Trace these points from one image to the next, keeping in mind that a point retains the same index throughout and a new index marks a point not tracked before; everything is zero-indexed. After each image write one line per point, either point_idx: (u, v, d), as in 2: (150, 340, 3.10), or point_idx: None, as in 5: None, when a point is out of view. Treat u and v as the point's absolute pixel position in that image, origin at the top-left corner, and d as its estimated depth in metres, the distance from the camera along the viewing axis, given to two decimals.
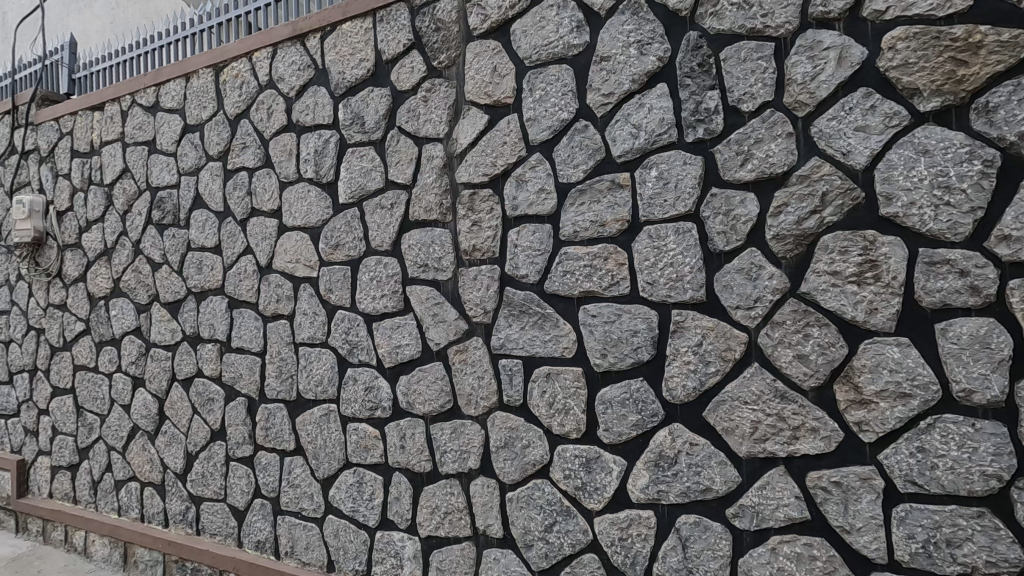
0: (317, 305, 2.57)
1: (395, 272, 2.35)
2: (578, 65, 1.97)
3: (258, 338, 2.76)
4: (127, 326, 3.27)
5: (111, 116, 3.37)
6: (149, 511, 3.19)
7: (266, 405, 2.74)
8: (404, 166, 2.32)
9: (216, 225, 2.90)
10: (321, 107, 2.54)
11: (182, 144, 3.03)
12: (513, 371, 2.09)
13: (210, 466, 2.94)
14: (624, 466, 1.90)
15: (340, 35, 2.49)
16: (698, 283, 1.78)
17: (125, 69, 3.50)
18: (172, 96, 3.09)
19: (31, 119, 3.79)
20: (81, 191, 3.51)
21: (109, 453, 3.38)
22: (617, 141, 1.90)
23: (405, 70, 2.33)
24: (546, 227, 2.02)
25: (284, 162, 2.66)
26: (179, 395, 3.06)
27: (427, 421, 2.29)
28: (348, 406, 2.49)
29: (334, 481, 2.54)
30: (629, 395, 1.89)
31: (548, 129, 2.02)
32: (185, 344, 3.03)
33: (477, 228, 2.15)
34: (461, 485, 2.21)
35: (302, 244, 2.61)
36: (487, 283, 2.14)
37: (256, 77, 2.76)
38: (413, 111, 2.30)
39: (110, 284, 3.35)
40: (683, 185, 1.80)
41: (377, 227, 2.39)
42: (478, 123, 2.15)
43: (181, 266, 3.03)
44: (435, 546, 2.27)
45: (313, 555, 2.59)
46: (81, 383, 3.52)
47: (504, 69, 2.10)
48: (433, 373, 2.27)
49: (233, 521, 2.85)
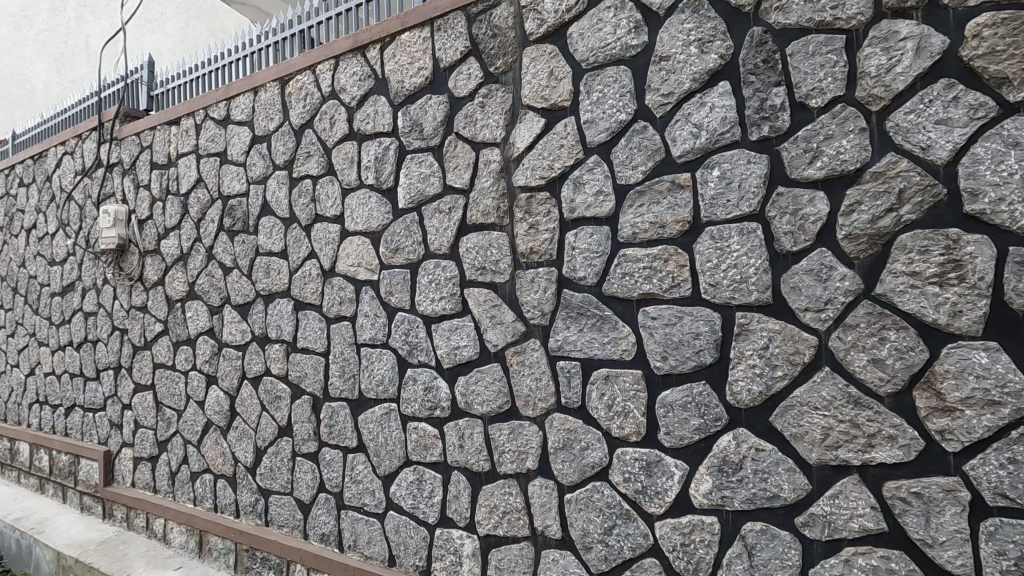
0: (377, 307, 2.66)
1: (453, 274, 2.40)
2: (636, 66, 1.96)
3: (322, 339, 2.87)
4: (201, 326, 3.48)
5: (186, 129, 3.59)
6: (221, 501, 3.37)
7: (330, 404, 2.85)
8: (461, 171, 2.37)
9: (283, 230, 3.04)
10: (381, 115, 2.63)
11: (251, 154, 3.19)
12: (572, 373, 2.09)
13: (277, 461, 3.08)
14: (686, 470, 1.87)
15: (399, 45, 2.57)
16: (763, 286, 1.73)
17: (198, 85, 3.72)
18: (241, 108, 3.26)
19: (116, 134, 4.09)
20: (160, 200, 3.75)
21: (185, 447, 3.60)
22: (678, 141, 1.87)
23: (462, 77, 2.37)
24: (604, 229, 2.02)
25: (346, 170, 2.76)
26: (248, 392, 3.23)
27: (485, 421, 2.32)
28: (409, 406, 2.55)
29: (395, 479, 2.61)
30: (691, 398, 1.86)
31: (605, 130, 2.02)
32: (254, 344, 3.19)
33: (534, 231, 2.18)
34: (518, 485, 2.24)
35: (363, 247, 2.70)
36: (544, 285, 2.16)
37: (319, 88, 2.88)
38: (470, 116, 2.35)
39: (186, 287, 3.57)
40: (747, 184, 1.76)
41: (435, 231, 2.45)
42: (535, 127, 2.17)
43: (251, 270, 3.20)
44: (493, 545, 2.30)
45: (375, 549, 2.67)
46: (160, 380, 3.76)
47: (561, 73, 2.11)
48: (491, 374, 2.30)
49: (299, 514, 2.98)
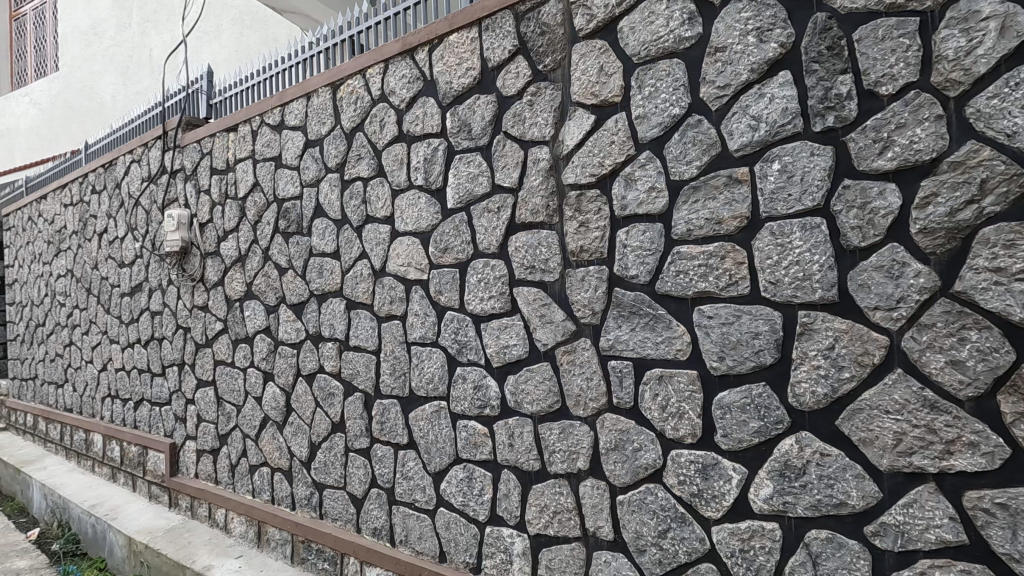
0: (427, 306, 2.69)
1: (502, 273, 2.41)
2: (690, 58, 1.91)
3: (374, 338, 2.93)
4: (259, 325, 3.61)
5: (244, 136, 3.74)
6: (278, 494, 3.50)
7: (382, 401, 2.91)
8: (510, 170, 2.37)
9: (335, 232, 3.12)
10: (430, 116, 2.66)
11: (304, 157, 3.29)
12: (624, 373, 2.06)
13: (331, 456, 3.17)
14: (745, 474, 1.81)
15: (447, 46, 2.59)
16: (828, 283, 1.66)
17: (254, 92, 3.86)
18: (295, 114, 3.36)
19: (178, 142, 4.29)
20: (219, 204, 3.92)
21: (244, 440, 3.75)
22: (735, 134, 1.81)
23: (511, 75, 2.37)
24: (657, 227, 1.98)
25: (396, 171, 2.81)
26: (303, 389, 3.33)
27: (536, 420, 2.32)
28: (458, 404, 2.58)
29: (445, 476, 2.64)
30: (750, 400, 1.80)
31: (658, 126, 1.97)
32: (309, 342, 3.29)
33: (584, 229, 2.15)
34: (569, 486, 2.22)
35: (413, 248, 2.74)
36: (595, 284, 2.13)
37: (369, 92, 2.94)
38: (519, 115, 2.34)
39: (244, 287, 3.71)
40: (810, 178, 1.68)
41: (484, 230, 2.46)
42: (585, 124, 2.15)
43: (304, 270, 3.30)
44: (544, 545, 2.30)
45: (426, 545, 2.71)
46: (221, 376, 3.93)
47: (611, 68, 2.08)
48: (541, 373, 2.29)
49: (352, 508, 3.06)
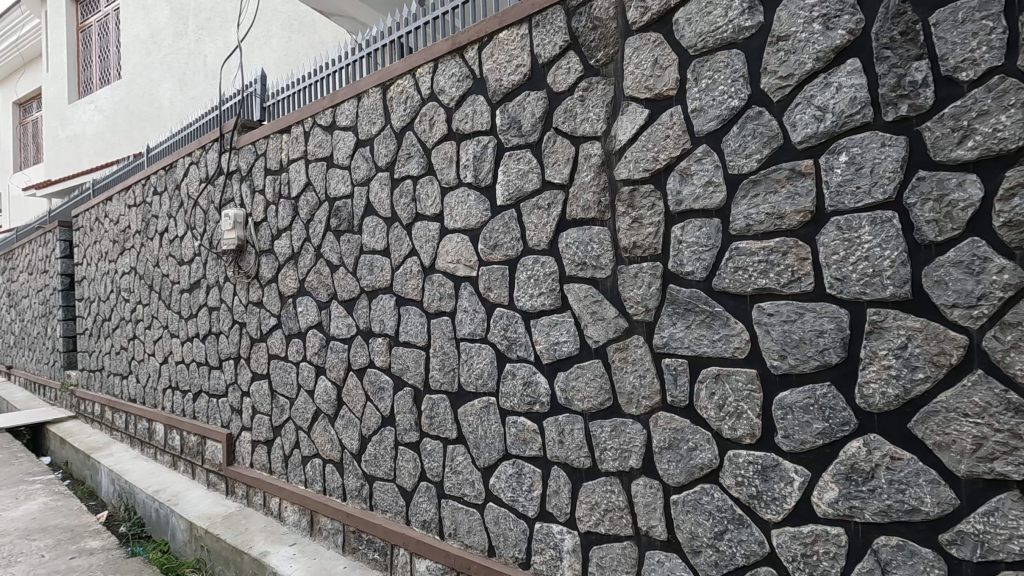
0: (477, 302, 2.71)
1: (553, 270, 2.40)
2: (750, 49, 1.85)
3: (423, 333, 2.98)
4: (311, 320, 3.72)
5: (296, 137, 3.85)
6: (330, 484, 3.60)
7: (431, 396, 2.95)
8: (561, 166, 2.36)
9: (385, 230, 3.18)
10: (480, 114, 2.68)
11: (355, 157, 3.36)
12: (678, 371, 2.03)
13: (381, 449, 3.24)
14: (808, 477, 1.76)
15: (497, 44, 2.60)
16: (901, 280, 1.58)
17: (306, 94, 3.97)
18: (346, 115, 3.44)
19: (235, 144, 4.46)
20: (273, 203, 4.05)
21: (297, 432, 3.88)
22: (798, 126, 1.76)
23: (562, 71, 2.36)
24: (714, 222, 1.94)
25: (445, 169, 2.84)
26: (354, 383, 3.41)
27: (586, 417, 2.31)
28: (508, 400, 2.59)
29: (494, 471, 2.66)
30: (814, 400, 1.74)
31: (715, 119, 1.93)
32: (359, 338, 3.37)
33: (637, 225, 2.13)
34: (621, 484, 2.20)
35: (462, 245, 2.77)
36: (648, 280, 2.10)
37: (418, 91, 2.98)
38: (570, 111, 2.33)
39: (296, 283, 3.83)
40: (881, 170, 1.61)
41: (534, 227, 2.46)
42: (638, 118, 2.12)
43: (355, 267, 3.38)
44: (594, 542, 2.29)
45: (475, 539, 2.74)
46: (275, 370, 4.06)
47: (666, 61, 2.05)
48: (592, 370, 2.28)
49: (402, 500, 3.12)
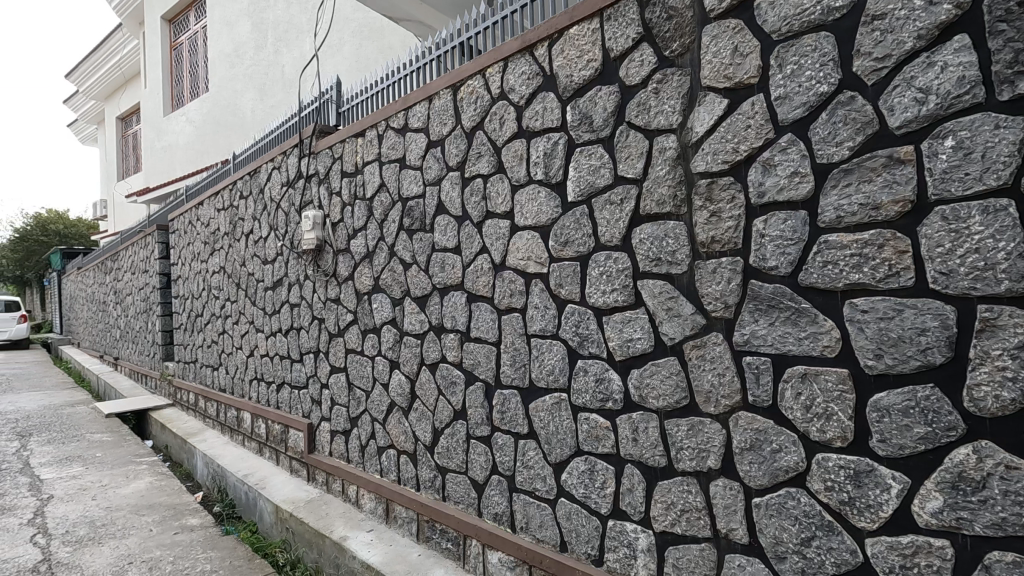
0: (548, 299, 2.73)
1: (626, 266, 2.37)
2: (841, 30, 1.75)
3: (494, 330, 3.03)
4: (385, 317, 3.87)
5: (370, 140, 4.01)
6: (404, 475, 3.73)
7: (502, 391, 2.99)
8: (634, 161, 2.33)
9: (456, 228, 3.25)
10: (550, 111, 2.68)
11: (427, 157, 3.46)
12: (761, 370, 1.96)
13: (453, 442, 3.32)
14: (907, 484, 1.65)
15: (567, 40, 2.59)
16: (1018, 274, 1.46)
17: (379, 98, 4.12)
18: (417, 117, 3.55)
19: (313, 148, 4.70)
20: (349, 205, 4.24)
21: (373, 424, 4.05)
22: (897, 109, 1.65)
23: (635, 64, 2.32)
24: (801, 215, 1.85)
25: (516, 167, 2.87)
26: (426, 377, 3.52)
27: (661, 416, 2.27)
28: (580, 396, 2.59)
29: (566, 467, 2.67)
30: (914, 403, 1.63)
31: (801, 106, 1.84)
32: (431, 333, 3.47)
33: (716, 219, 2.07)
34: (699, 484, 2.15)
35: (533, 242, 2.79)
36: (728, 276, 2.04)
37: (488, 91, 3.02)
38: (644, 104, 2.29)
39: (372, 281, 3.99)
40: (994, 154, 1.48)
41: (607, 223, 2.44)
42: (717, 108, 2.05)
43: (427, 265, 3.48)
44: (670, 543, 2.25)
45: (547, 533, 2.76)
46: (352, 363, 4.26)
47: (746, 48, 1.97)
48: (667, 368, 2.24)
49: (474, 492, 3.19)
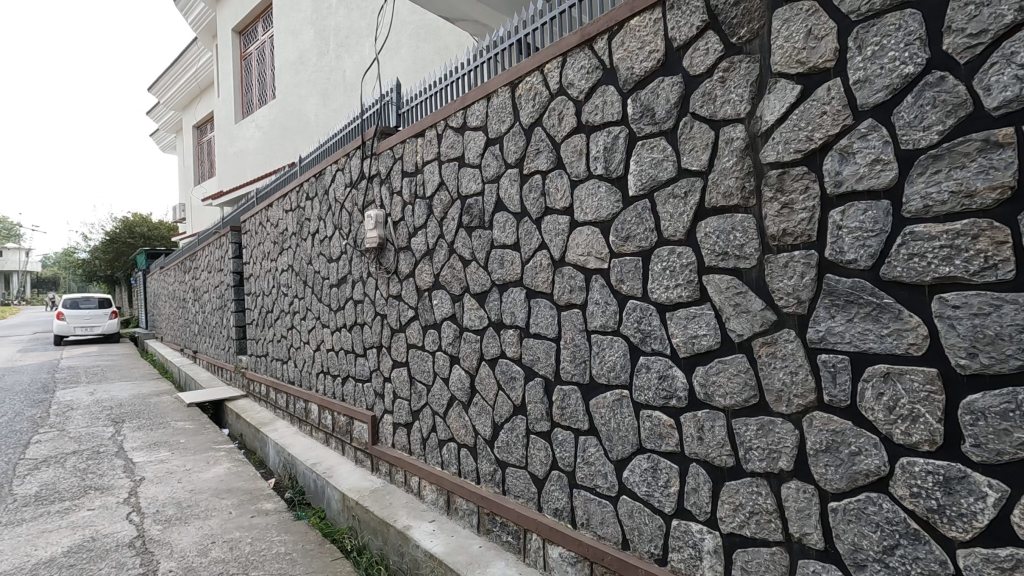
0: (608, 295, 2.70)
1: (690, 261, 2.32)
2: (930, 6, 1.64)
3: (554, 326, 3.03)
4: (445, 313, 3.95)
5: (430, 140, 4.10)
6: (465, 467, 3.81)
7: (562, 387, 2.99)
8: (699, 153, 2.27)
9: (515, 225, 3.27)
10: (610, 105, 2.65)
11: (485, 155, 3.50)
12: (838, 369, 1.86)
13: (513, 437, 3.35)
14: (1006, 493, 1.53)
15: (628, 31, 2.55)
16: None
17: (438, 98, 4.19)
18: (476, 115, 3.59)
19: (375, 149, 4.84)
20: (410, 203, 4.35)
21: (434, 417, 4.14)
22: (994, 89, 1.53)
23: (699, 53, 2.26)
24: (883, 204, 1.75)
25: (575, 162, 2.85)
26: (486, 372, 3.57)
27: (729, 415, 2.21)
28: (642, 393, 2.56)
29: (628, 464, 2.64)
30: (1014, 405, 1.51)
31: (883, 89, 1.73)
32: (491, 329, 3.51)
33: (788, 211, 1.98)
34: (769, 486, 2.08)
35: (593, 237, 2.77)
36: (801, 270, 1.95)
37: (547, 87, 3.02)
38: (709, 94, 2.23)
39: (432, 278, 4.08)
40: None
41: (670, 217, 2.39)
42: (789, 95, 1.97)
43: (486, 262, 3.52)
44: (738, 545, 2.19)
45: (609, 530, 2.74)
46: (413, 358, 4.37)
47: (821, 31, 1.88)
48: (735, 366, 2.17)
49: (534, 487, 3.21)
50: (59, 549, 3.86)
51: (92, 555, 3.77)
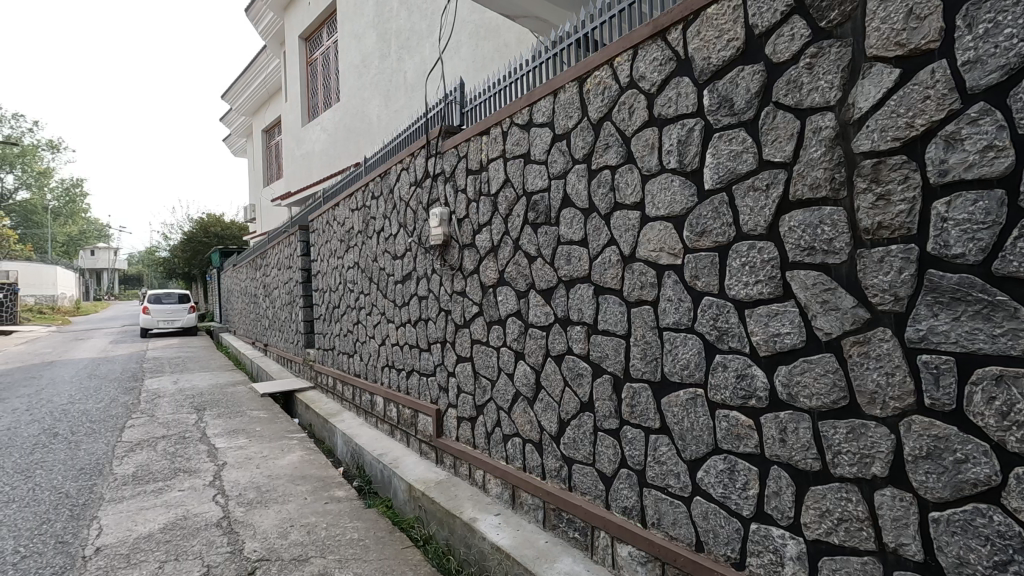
0: (682, 292, 2.65)
1: (772, 256, 2.23)
2: None
3: (623, 322, 3.00)
4: (511, 308, 3.98)
5: (495, 137, 4.13)
6: (530, 462, 3.83)
7: (632, 384, 2.96)
8: (783, 144, 2.18)
9: (583, 221, 3.25)
10: (685, 97, 2.59)
11: (552, 151, 3.50)
12: (942, 371, 1.75)
13: (580, 433, 3.34)
14: None
15: (705, 20, 2.48)
16: None
17: (503, 95, 4.22)
18: (542, 112, 3.59)
19: (439, 148, 4.93)
20: (474, 201, 4.41)
21: (498, 412, 4.19)
22: None
23: (784, 39, 2.17)
24: (996, 194, 1.62)
25: (647, 156, 2.80)
26: (553, 368, 3.57)
27: (815, 416, 2.11)
28: (718, 392, 2.49)
29: (702, 465, 2.58)
30: None
31: (998, 70, 1.61)
32: (557, 325, 3.51)
33: (884, 203, 1.88)
34: (860, 492, 1.98)
35: (666, 232, 2.72)
36: (898, 266, 1.84)
37: (617, 81, 2.98)
38: (795, 82, 2.13)
39: (497, 275, 4.12)
40: None
41: (750, 211, 2.31)
42: (886, 80, 1.86)
43: (553, 258, 3.52)
44: (825, 553, 2.09)
45: (681, 531, 2.69)
46: (477, 353, 4.44)
47: (925, 10, 1.76)
48: (822, 365, 2.07)
49: (602, 484, 3.19)
50: (156, 525, 4.18)
51: (185, 533, 4.06)
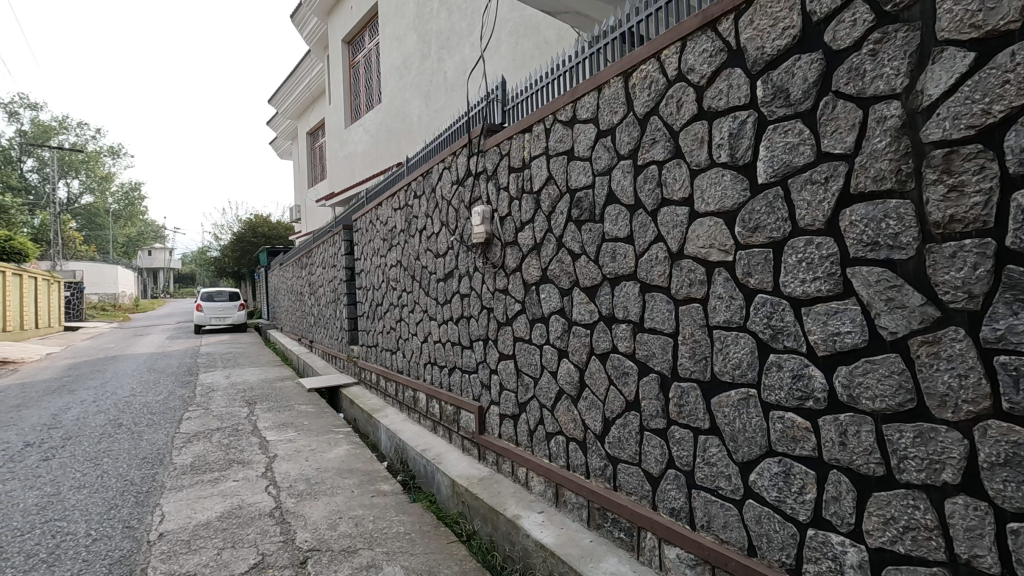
0: (733, 289, 2.58)
1: (831, 252, 2.14)
2: None
3: (671, 321, 2.94)
4: (554, 306, 3.97)
5: (537, 135, 4.12)
6: (573, 461, 3.81)
7: (680, 384, 2.90)
8: (843, 134, 2.09)
9: (628, 218, 3.21)
10: (736, 88, 2.52)
11: (596, 147, 3.46)
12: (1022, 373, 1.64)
13: (626, 432, 3.30)
14: None
15: (758, 9, 2.41)
16: None
17: (545, 92, 4.20)
18: (586, 108, 3.56)
19: (481, 147, 4.95)
20: (516, 199, 4.41)
21: (541, 410, 4.19)
22: None
23: (845, 25, 2.08)
24: None
25: (696, 151, 2.74)
26: (597, 366, 3.54)
27: (878, 419, 2.02)
28: (772, 393, 2.41)
29: (755, 467, 2.51)
30: None
31: None
32: (602, 323, 3.48)
33: (956, 195, 1.77)
34: (929, 500, 1.88)
35: (716, 228, 2.65)
36: (973, 261, 1.74)
37: (664, 74, 2.93)
38: (857, 70, 2.04)
39: (540, 272, 4.12)
40: None
41: (807, 205, 2.23)
42: (959, 65, 1.75)
43: (597, 255, 3.48)
44: (889, 562, 2.00)
45: (732, 535, 2.63)
46: (520, 351, 4.44)
47: None
48: (886, 366, 1.98)
49: (648, 485, 3.14)
50: (213, 513, 4.36)
51: (241, 521, 4.23)
